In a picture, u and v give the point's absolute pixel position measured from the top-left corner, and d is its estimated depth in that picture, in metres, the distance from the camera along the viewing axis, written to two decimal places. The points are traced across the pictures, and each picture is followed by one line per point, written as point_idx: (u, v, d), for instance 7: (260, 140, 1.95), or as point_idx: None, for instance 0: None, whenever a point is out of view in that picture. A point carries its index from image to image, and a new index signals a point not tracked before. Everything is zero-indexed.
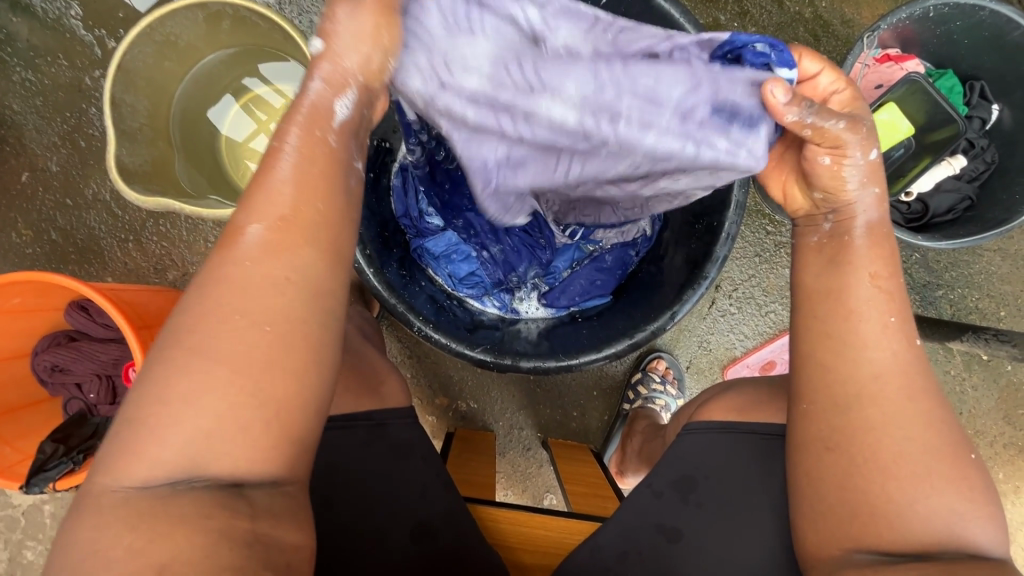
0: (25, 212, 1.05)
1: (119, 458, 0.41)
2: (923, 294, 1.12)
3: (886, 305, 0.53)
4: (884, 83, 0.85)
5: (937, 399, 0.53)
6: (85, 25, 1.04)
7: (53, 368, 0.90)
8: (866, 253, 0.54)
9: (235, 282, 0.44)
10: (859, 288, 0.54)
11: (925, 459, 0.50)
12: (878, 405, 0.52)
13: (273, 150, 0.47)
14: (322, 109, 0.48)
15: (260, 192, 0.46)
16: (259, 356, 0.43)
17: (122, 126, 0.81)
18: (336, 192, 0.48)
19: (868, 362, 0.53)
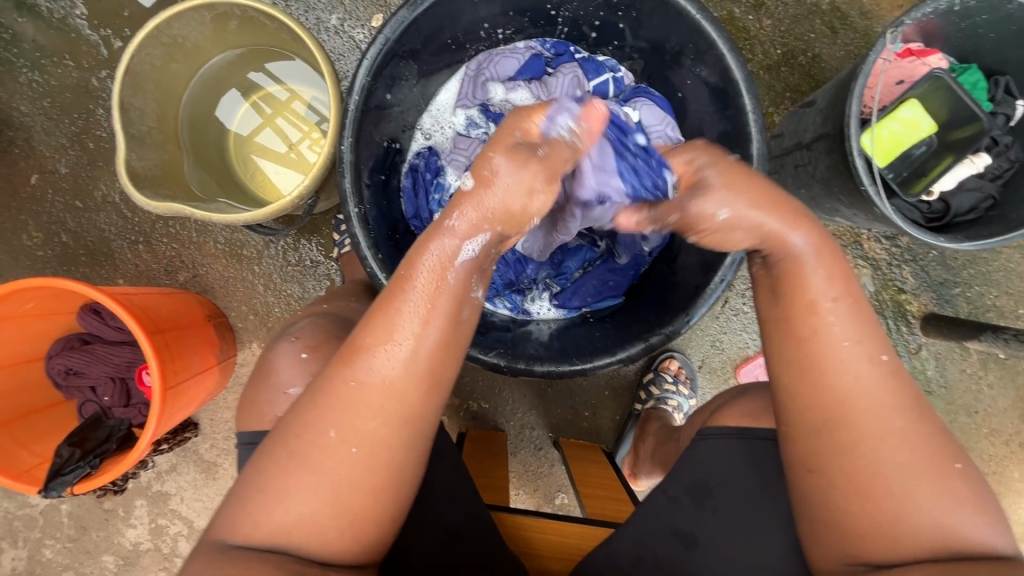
0: (35, 214, 1.05)
1: (232, 517, 0.54)
2: (939, 292, 1.10)
3: (847, 330, 0.53)
4: (906, 80, 0.82)
5: (916, 409, 0.53)
6: (91, 25, 1.03)
7: (68, 371, 0.90)
8: (818, 277, 0.54)
9: (347, 404, 0.53)
10: (814, 313, 0.54)
11: (909, 474, 0.51)
12: (854, 427, 0.52)
13: (401, 280, 0.55)
14: (448, 251, 0.54)
15: (383, 321, 0.54)
16: (349, 470, 0.53)
17: (132, 130, 0.80)
18: (446, 331, 0.55)
19: (833, 386, 0.53)
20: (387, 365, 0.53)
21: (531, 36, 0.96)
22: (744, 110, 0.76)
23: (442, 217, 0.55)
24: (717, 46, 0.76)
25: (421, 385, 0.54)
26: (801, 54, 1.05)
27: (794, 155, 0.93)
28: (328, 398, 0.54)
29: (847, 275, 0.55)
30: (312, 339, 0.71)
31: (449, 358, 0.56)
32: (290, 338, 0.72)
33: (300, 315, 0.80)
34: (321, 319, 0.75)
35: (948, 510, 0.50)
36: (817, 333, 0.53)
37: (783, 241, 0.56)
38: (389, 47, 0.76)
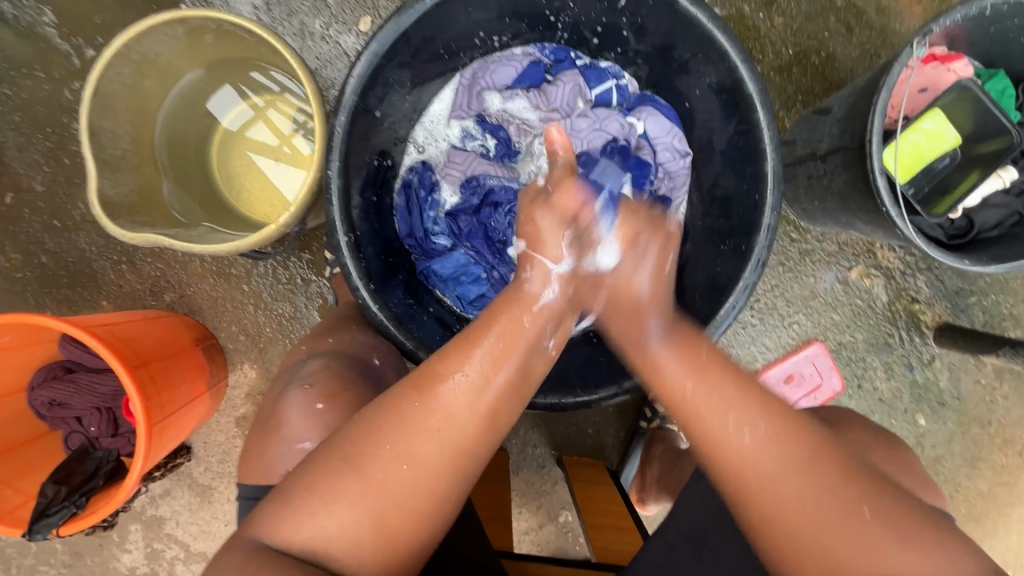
0: (12, 234, 1.00)
1: (270, 524, 0.51)
2: (955, 301, 1.06)
3: (724, 406, 0.59)
4: (929, 86, 0.78)
5: (814, 451, 0.57)
6: (60, 33, 0.97)
7: (51, 403, 0.86)
8: (678, 367, 0.62)
9: (415, 424, 0.54)
10: (697, 385, 0.60)
11: (828, 516, 0.55)
12: (766, 486, 0.56)
13: (486, 321, 0.60)
14: (529, 297, 0.62)
15: (463, 351, 0.57)
16: (396, 488, 0.52)
17: (104, 155, 0.76)
18: (523, 377, 0.59)
19: (740, 452, 0.57)
20: (457, 393, 0.55)
21: (528, 41, 0.91)
22: (757, 125, 0.71)
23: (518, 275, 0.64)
24: (729, 56, 0.71)
25: (482, 419, 0.56)
26: (814, 53, 1.00)
27: (807, 165, 0.88)
28: (393, 413, 0.54)
29: (715, 361, 0.61)
30: (327, 388, 0.71)
31: (511, 401, 0.58)
32: (301, 385, 0.72)
33: (308, 353, 0.79)
34: (334, 360, 0.74)
35: (876, 547, 0.54)
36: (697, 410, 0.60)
37: (650, 334, 0.64)
38: (377, 62, 0.71)
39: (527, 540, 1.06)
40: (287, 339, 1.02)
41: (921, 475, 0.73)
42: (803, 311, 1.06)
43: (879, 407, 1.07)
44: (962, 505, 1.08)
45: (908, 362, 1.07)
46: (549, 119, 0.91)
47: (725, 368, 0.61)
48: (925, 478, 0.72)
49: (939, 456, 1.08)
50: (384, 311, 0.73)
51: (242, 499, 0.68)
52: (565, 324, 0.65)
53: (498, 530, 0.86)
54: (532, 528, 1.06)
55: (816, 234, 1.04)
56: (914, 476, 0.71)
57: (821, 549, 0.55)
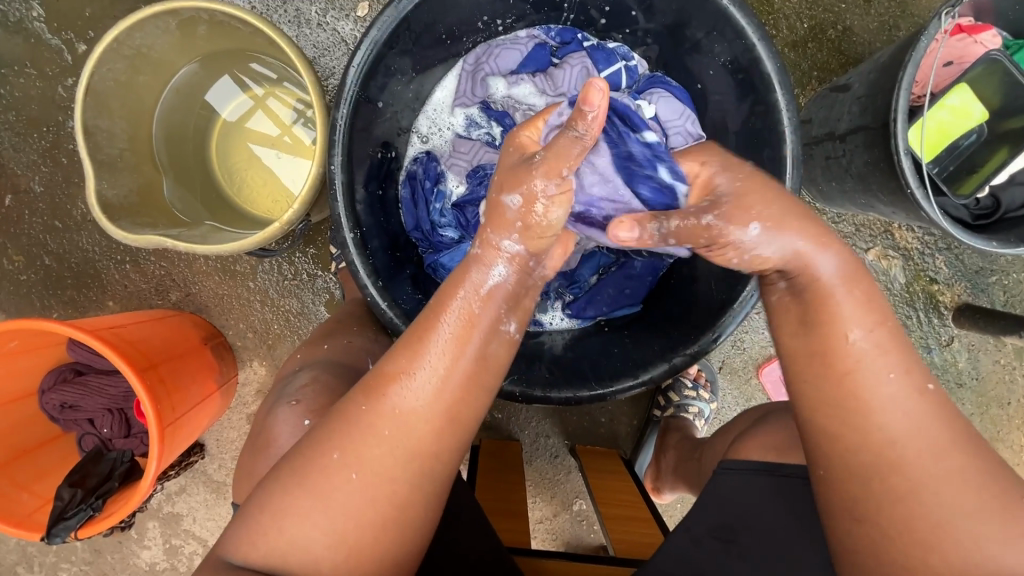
0: (14, 237, 0.99)
1: (242, 539, 0.51)
2: (975, 281, 1.04)
3: (884, 363, 0.48)
4: (955, 60, 0.75)
5: (966, 442, 0.48)
6: (51, 28, 0.95)
7: (63, 405, 0.86)
8: (850, 304, 0.49)
9: (362, 433, 0.51)
10: (850, 346, 0.49)
11: (969, 517, 0.46)
12: (903, 471, 0.47)
13: (435, 312, 0.54)
14: (475, 281, 0.55)
15: (411, 350, 0.53)
16: (349, 499, 0.50)
17: (100, 155, 0.75)
18: (479, 372, 0.54)
19: (882, 427, 0.48)
20: (406, 397, 0.52)
21: (534, 22, 0.87)
22: (776, 107, 0.68)
23: (469, 250, 0.57)
24: (745, 33, 0.67)
25: (436, 423, 0.52)
26: (830, 27, 0.96)
27: (824, 145, 0.86)
28: (342, 423, 0.52)
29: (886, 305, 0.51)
30: (314, 403, 0.69)
31: (470, 401, 0.54)
32: (289, 402, 0.71)
33: (301, 362, 0.78)
34: (324, 373, 0.73)
35: None
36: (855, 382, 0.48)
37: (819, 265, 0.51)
38: (378, 50, 0.68)
39: (542, 529, 1.06)
40: (295, 336, 1.01)
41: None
42: None
43: None
44: None
45: (926, 343, 1.05)
46: (556, 104, 0.86)
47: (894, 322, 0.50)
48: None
49: None
50: (393, 309, 0.71)
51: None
52: (525, 304, 0.58)
53: (508, 525, 0.84)
54: (547, 517, 1.06)
55: (831, 216, 1.02)
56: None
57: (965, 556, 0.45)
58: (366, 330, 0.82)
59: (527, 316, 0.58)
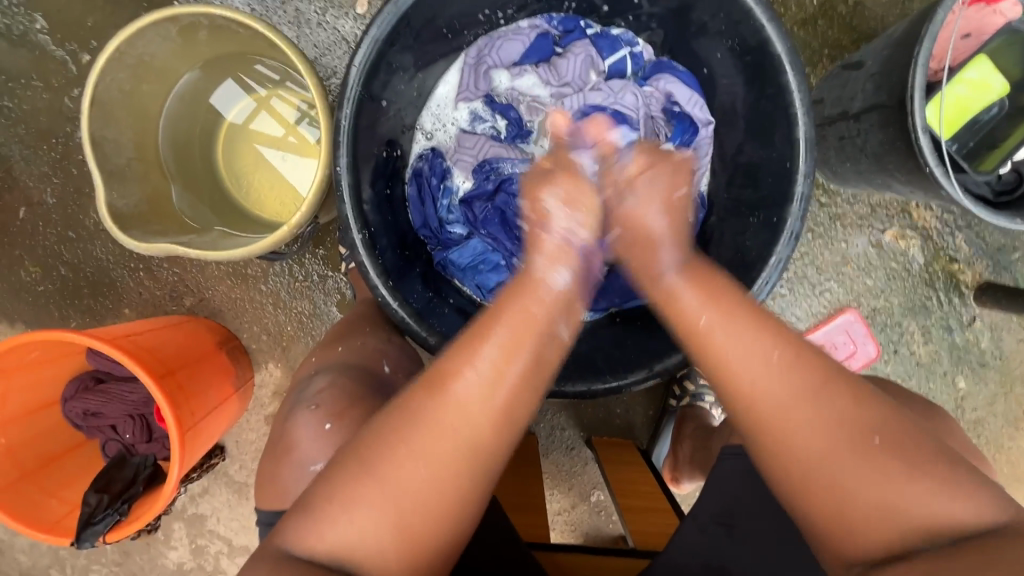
0: (29, 248, 1.00)
1: (299, 533, 0.51)
2: (997, 258, 1.01)
3: (742, 380, 0.55)
4: (973, 32, 0.72)
5: (838, 377, 0.54)
6: (54, 40, 0.95)
7: (85, 413, 0.88)
8: (715, 319, 0.57)
9: (430, 427, 0.52)
10: (691, 310, 0.59)
11: (836, 437, 0.52)
12: (773, 411, 0.54)
13: (493, 314, 0.57)
14: (535, 282, 0.59)
15: (470, 346, 0.55)
16: (414, 488, 0.51)
17: (109, 166, 0.75)
18: (534, 368, 0.55)
19: (746, 375, 0.55)
20: (468, 392, 0.53)
21: (535, 12, 0.86)
22: (786, 88, 0.66)
23: (525, 262, 0.61)
24: (753, 14, 0.65)
25: (496, 416, 0.53)
26: (840, 2, 0.93)
27: (838, 125, 0.83)
28: (405, 416, 0.53)
29: (731, 293, 0.59)
30: (334, 407, 0.70)
31: (527, 395, 0.55)
32: (309, 406, 0.71)
33: (316, 366, 0.78)
34: (340, 376, 0.74)
35: (895, 477, 0.50)
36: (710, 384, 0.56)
37: (666, 269, 0.62)
38: (379, 47, 0.67)
39: (560, 521, 1.06)
40: (309, 337, 1.02)
41: (959, 443, 0.72)
42: (835, 278, 1.02)
43: (917, 372, 1.04)
44: (1006, 467, 1.05)
45: (947, 324, 1.02)
46: (561, 94, 0.87)
47: (745, 308, 0.58)
48: (967, 453, 0.72)
49: (980, 418, 1.05)
50: (404, 308, 0.71)
51: (262, 525, 0.69)
52: (577, 311, 0.60)
53: (522, 519, 0.84)
54: (565, 509, 1.06)
55: (846, 197, 1.00)
56: (956, 450, 0.70)
57: (831, 485, 0.51)
58: (377, 331, 0.82)
59: (578, 321, 0.60)
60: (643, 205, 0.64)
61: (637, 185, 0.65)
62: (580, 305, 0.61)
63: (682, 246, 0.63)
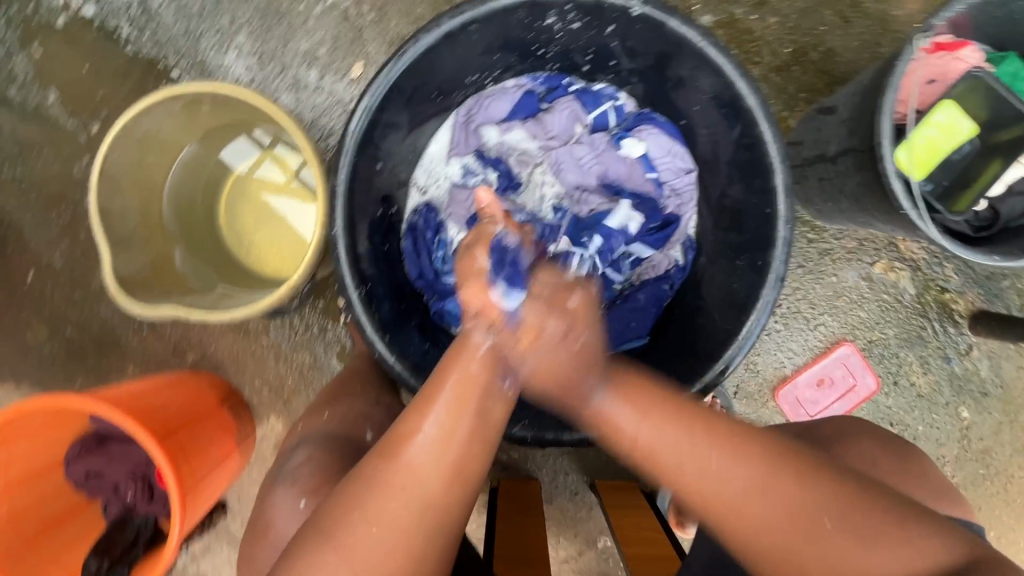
0: (37, 310, 1.03)
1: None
2: (987, 286, 1.02)
3: (673, 451, 0.57)
4: (938, 77, 0.75)
5: (777, 461, 0.56)
6: (66, 112, 1.00)
7: (87, 474, 0.88)
8: (645, 429, 0.58)
9: (385, 492, 0.53)
10: (641, 434, 0.58)
11: (778, 524, 0.54)
12: (731, 524, 0.55)
13: (440, 373, 0.59)
14: (475, 343, 0.60)
15: (419, 407, 0.57)
16: (368, 552, 0.52)
17: (115, 235, 0.78)
18: (479, 424, 0.57)
19: (694, 483, 0.56)
20: (420, 453, 0.55)
21: (520, 71, 0.89)
22: (762, 139, 0.69)
23: (461, 326, 0.61)
24: (724, 72, 0.69)
25: (446, 475, 0.55)
26: (812, 49, 0.98)
27: (817, 167, 0.86)
28: (361, 480, 0.55)
29: (664, 401, 0.60)
30: (310, 483, 0.70)
31: (473, 452, 0.57)
32: (287, 482, 0.72)
33: (301, 436, 0.79)
34: (321, 448, 0.75)
35: (840, 548, 0.52)
36: (639, 444, 0.58)
37: (592, 395, 0.60)
38: (370, 115, 0.71)
39: (567, 569, 1.04)
40: (310, 389, 1.03)
41: (935, 476, 0.73)
42: (829, 312, 1.03)
43: (919, 404, 1.03)
44: (1020, 497, 1.03)
45: (944, 354, 1.03)
46: (548, 147, 0.91)
47: (668, 407, 0.59)
48: (942, 484, 0.71)
49: (988, 448, 1.03)
50: (401, 362, 0.72)
51: None
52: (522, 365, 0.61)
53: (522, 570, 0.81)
54: (572, 556, 1.04)
55: (834, 231, 1.02)
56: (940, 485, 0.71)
57: (795, 568, 0.53)
58: (370, 390, 0.83)
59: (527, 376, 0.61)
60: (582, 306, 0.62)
61: (540, 343, 0.59)
62: (517, 371, 0.61)
63: (597, 344, 0.62)
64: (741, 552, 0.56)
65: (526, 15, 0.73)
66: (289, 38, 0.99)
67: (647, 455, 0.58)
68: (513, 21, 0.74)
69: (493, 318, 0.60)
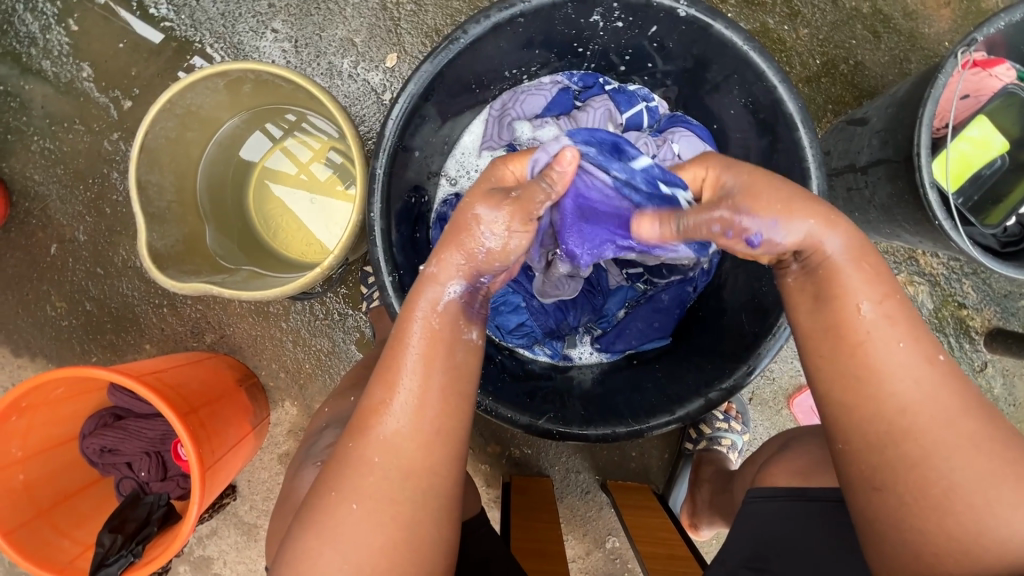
0: (57, 284, 1.02)
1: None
2: (1003, 305, 1.03)
3: (897, 336, 0.52)
4: (972, 93, 0.77)
5: (986, 404, 0.53)
6: (99, 87, 1.01)
7: (102, 450, 0.88)
8: (880, 322, 0.53)
9: (364, 467, 0.53)
10: (861, 320, 0.53)
11: (976, 462, 0.50)
12: (916, 438, 0.51)
13: (404, 330, 0.56)
14: (432, 298, 0.56)
15: (387, 374, 0.55)
16: (356, 529, 0.51)
17: (151, 208, 0.79)
18: (446, 381, 0.55)
19: (893, 380, 0.52)
20: (391, 423, 0.53)
21: (557, 69, 0.91)
22: (800, 144, 0.70)
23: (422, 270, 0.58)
24: (766, 76, 0.70)
25: (422, 439, 0.53)
26: (842, 62, 0.99)
27: (846, 177, 0.87)
28: (337, 460, 0.54)
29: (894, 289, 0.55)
30: None
31: (450, 412, 0.54)
32: (315, 461, 0.72)
33: (328, 418, 0.79)
34: None
35: None
36: (876, 355, 0.52)
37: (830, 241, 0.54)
38: (414, 103, 0.72)
39: (576, 568, 1.04)
40: (327, 375, 1.03)
41: None
42: None
43: None
44: None
45: (959, 369, 1.03)
46: None
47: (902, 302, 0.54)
48: None
49: None
50: None
51: None
52: (483, 312, 0.59)
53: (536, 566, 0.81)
54: (580, 555, 1.04)
55: None
56: None
57: (970, 514, 0.49)
58: None
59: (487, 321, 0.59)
60: (818, 231, 0.55)
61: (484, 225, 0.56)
62: (479, 317, 0.58)
63: (837, 226, 0.55)
64: (923, 465, 0.50)
65: (572, 11, 0.74)
66: (326, 25, 0.99)
67: (863, 358, 0.53)
68: (558, 16, 0.75)
69: (472, 258, 0.56)
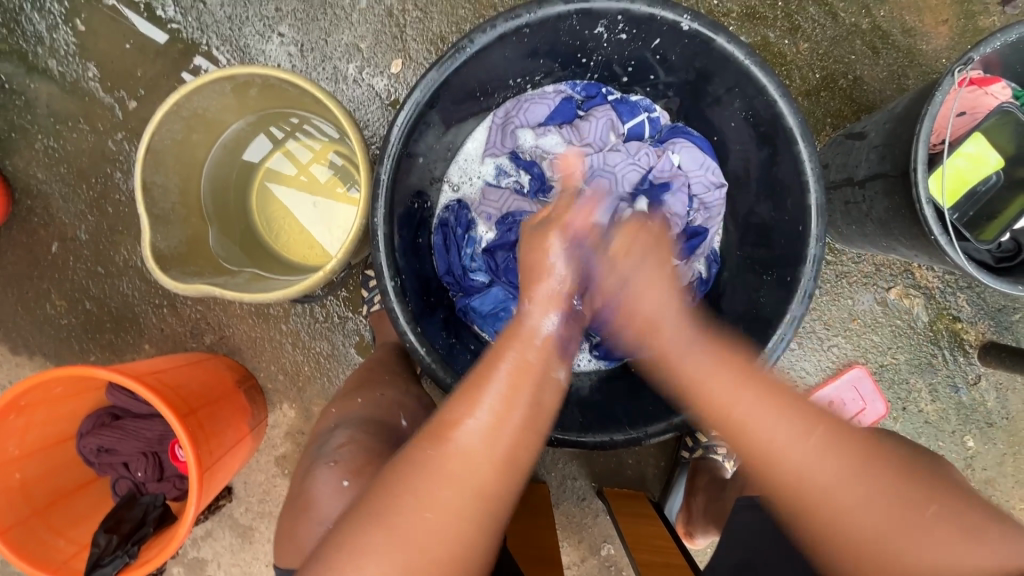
0: (57, 283, 1.03)
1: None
2: (997, 319, 1.04)
3: (767, 413, 0.62)
4: (968, 110, 0.79)
5: (865, 444, 0.62)
6: (104, 86, 1.01)
7: (99, 449, 0.87)
8: (748, 400, 0.63)
9: (441, 477, 0.53)
10: (738, 398, 0.63)
11: (863, 503, 0.59)
12: (815, 502, 0.60)
13: (496, 357, 0.59)
14: (530, 330, 0.61)
15: (473, 393, 0.57)
16: (420, 537, 0.52)
17: (156, 209, 0.79)
18: (529, 408, 0.57)
19: (788, 462, 0.61)
20: (471, 439, 0.55)
21: (560, 78, 0.92)
22: (799, 157, 0.71)
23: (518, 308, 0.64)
24: (767, 90, 0.71)
25: (499, 461, 0.55)
26: (841, 77, 1.00)
27: (843, 190, 0.88)
28: (409, 466, 0.55)
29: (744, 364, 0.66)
30: (354, 464, 0.70)
31: (529, 440, 0.57)
32: (328, 462, 0.71)
33: (336, 420, 0.79)
34: (358, 432, 0.75)
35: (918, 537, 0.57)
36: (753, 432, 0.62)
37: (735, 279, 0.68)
38: (420, 110, 0.73)
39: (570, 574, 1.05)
40: (326, 377, 1.03)
41: None
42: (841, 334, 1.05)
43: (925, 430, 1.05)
44: None
45: (953, 382, 1.04)
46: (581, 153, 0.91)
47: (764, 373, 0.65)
48: None
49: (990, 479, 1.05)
50: (431, 354, 0.73)
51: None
52: (570, 351, 0.63)
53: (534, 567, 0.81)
54: (575, 561, 1.05)
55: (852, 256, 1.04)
56: None
57: (871, 550, 0.58)
58: (397, 381, 0.85)
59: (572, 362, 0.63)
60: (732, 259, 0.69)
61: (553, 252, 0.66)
62: (568, 358, 0.62)
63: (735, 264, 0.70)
64: (825, 525, 0.59)
65: (577, 23, 0.75)
66: (332, 30, 1.00)
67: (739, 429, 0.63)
68: (563, 27, 0.76)
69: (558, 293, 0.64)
